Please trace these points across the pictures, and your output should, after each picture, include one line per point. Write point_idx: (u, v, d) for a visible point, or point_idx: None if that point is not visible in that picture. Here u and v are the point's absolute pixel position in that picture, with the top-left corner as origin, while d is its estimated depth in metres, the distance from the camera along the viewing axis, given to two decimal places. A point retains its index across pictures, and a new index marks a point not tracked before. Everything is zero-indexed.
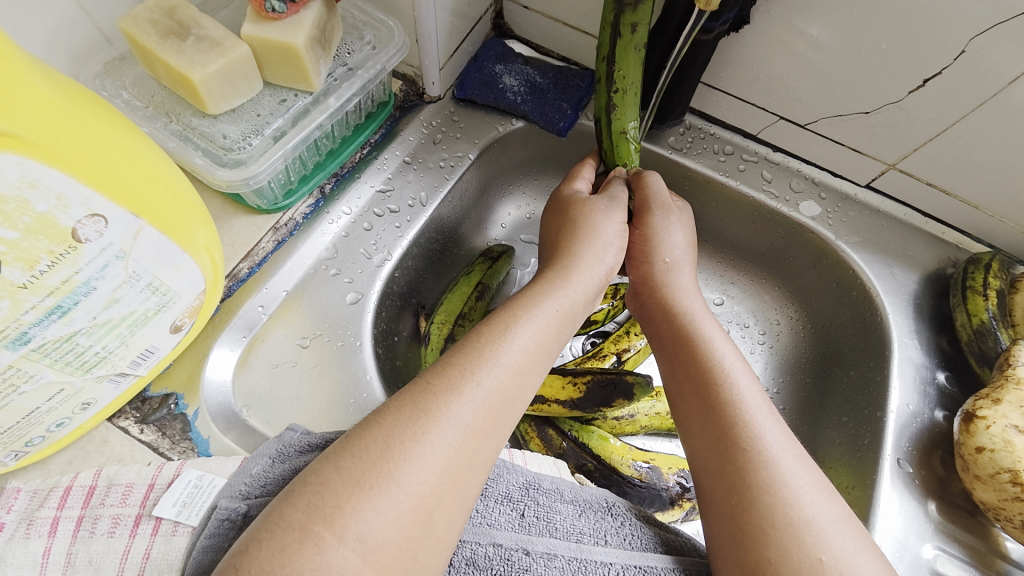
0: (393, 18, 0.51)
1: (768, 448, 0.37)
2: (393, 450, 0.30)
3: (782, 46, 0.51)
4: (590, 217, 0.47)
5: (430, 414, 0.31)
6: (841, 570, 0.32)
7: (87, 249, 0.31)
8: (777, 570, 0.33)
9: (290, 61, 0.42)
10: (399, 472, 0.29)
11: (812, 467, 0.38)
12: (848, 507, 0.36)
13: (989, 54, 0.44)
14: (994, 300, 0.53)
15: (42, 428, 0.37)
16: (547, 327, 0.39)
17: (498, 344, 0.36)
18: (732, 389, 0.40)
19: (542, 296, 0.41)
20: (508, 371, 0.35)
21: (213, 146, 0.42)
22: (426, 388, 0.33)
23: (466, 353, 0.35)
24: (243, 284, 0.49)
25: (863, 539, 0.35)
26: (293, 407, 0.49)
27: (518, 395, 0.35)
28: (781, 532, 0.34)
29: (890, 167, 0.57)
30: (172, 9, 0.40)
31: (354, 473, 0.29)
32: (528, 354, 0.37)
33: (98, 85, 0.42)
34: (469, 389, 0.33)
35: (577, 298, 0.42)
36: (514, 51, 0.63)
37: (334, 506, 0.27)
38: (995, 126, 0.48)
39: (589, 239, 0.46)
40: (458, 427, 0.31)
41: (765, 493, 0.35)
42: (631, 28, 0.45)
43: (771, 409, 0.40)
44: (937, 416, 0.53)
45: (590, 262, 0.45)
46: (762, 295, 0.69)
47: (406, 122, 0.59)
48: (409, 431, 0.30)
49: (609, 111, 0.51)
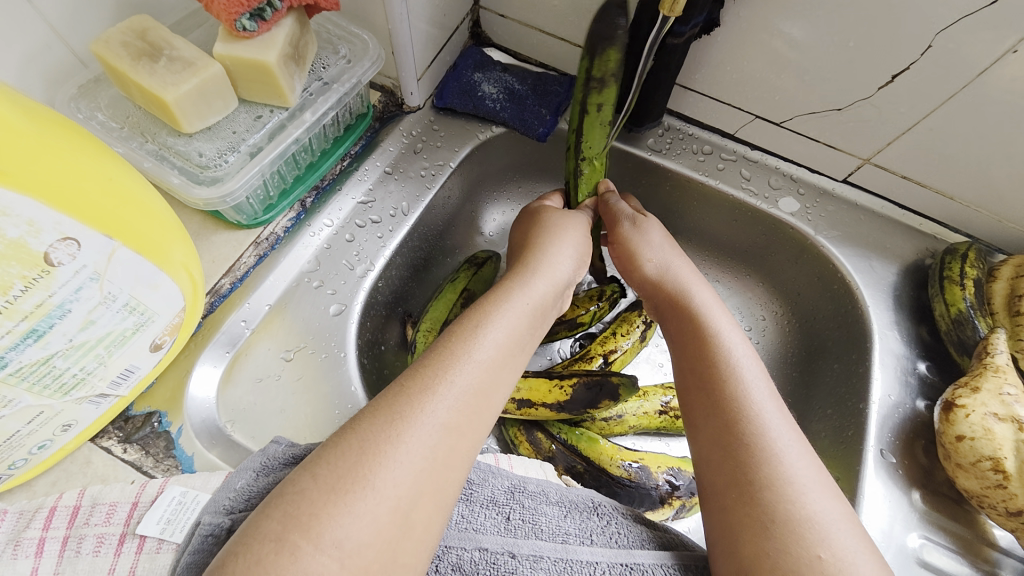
0: (367, 31, 0.51)
1: (772, 445, 0.37)
2: (369, 455, 0.30)
3: (753, 45, 0.52)
4: (558, 221, 0.50)
5: (404, 417, 0.31)
6: (839, 568, 0.32)
7: (60, 272, 0.31)
8: (778, 565, 0.33)
9: (263, 78, 0.42)
10: (375, 477, 0.29)
11: (817, 465, 0.38)
12: (850, 506, 0.36)
13: (955, 48, 0.45)
14: (971, 289, 0.54)
15: (24, 450, 0.37)
16: (521, 321, 0.40)
17: (471, 343, 0.36)
18: (737, 384, 0.41)
19: (518, 291, 0.42)
20: (481, 367, 0.35)
21: (189, 165, 0.43)
22: (401, 390, 0.33)
23: (440, 353, 0.36)
24: (225, 299, 0.49)
25: (862, 539, 0.34)
26: (277, 421, 0.50)
27: (494, 393, 0.36)
28: (782, 527, 0.34)
29: (865, 162, 0.58)
30: (144, 31, 0.40)
31: (330, 480, 0.29)
32: (502, 347, 0.37)
33: (73, 108, 0.42)
34: (444, 389, 0.33)
35: (546, 292, 0.43)
36: (492, 59, 0.63)
37: (310, 514, 0.28)
38: (964, 118, 0.49)
39: (561, 238, 0.48)
40: (435, 426, 0.32)
41: (767, 489, 0.35)
42: (596, 107, 0.51)
43: (777, 404, 0.40)
44: (919, 406, 0.54)
45: (564, 260, 0.47)
46: (745, 292, 0.69)
47: (386, 133, 0.60)
48: (384, 434, 0.31)
49: (575, 176, 0.55)
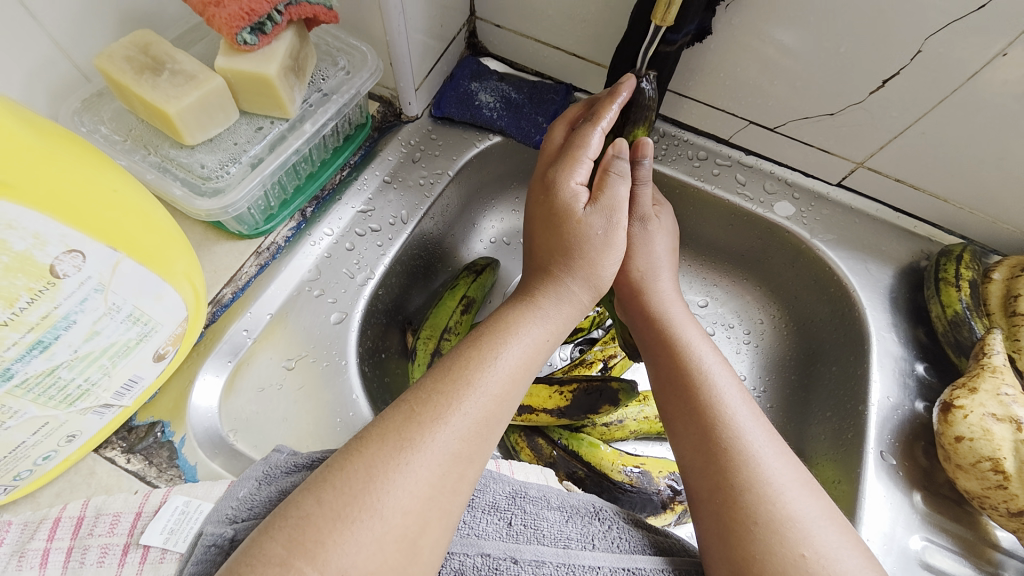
0: (366, 43, 0.52)
1: (749, 447, 0.38)
2: (377, 481, 0.30)
3: (746, 53, 0.53)
4: (589, 248, 0.44)
5: (413, 445, 0.32)
6: (823, 565, 0.33)
7: (65, 284, 0.31)
8: (763, 567, 0.33)
9: (264, 90, 0.43)
10: (382, 504, 0.30)
11: (795, 464, 0.38)
12: (833, 503, 0.37)
13: (944, 53, 0.45)
14: (966, 291, 0.54)
15: (28, 462, 0.38)
16: (530, 349, 0.40)
17: (483, 370, 0.37)
18: (711, 390, 0.42)
19: (534, 319, 0.42)
20: (492, 397, 0.36)
21: (192, 177, 0.43)
22: (410, 416, 0.33)
23: (449, 379, 0.36)
24: (227, 309, 0.49)
25: (847, 535, 0.35)
26: (280, 429, 0.50)
27: (501, 421, 0.36)
28: (764, 529, 0.35)
29: (858, 166, 0.59)
30: (147, 46, 0.41)
31: (336, 506, 0.29)
32: (511, 374, 0.37)
33: (77, 122, 0.43)
34: (454, 418, 0.34)
35: (559, 319, 0.43)
36: (489, 68, 0.64)
37: (315, 541, 0.28)
38: (955, 122, 0.50)
39: (581, 264, 0.44)
40: (443, 454, 0.32)
41: (747, 490, 0.36)
42: None
43: (751, 407, 0.41)
44: (917, 407, 0.54)
45: (581, 291, 0.44)
46: (743, 295, 0.70)
47: (384, 143, 0.60)
48: (392, 461, 0.31)
49: None
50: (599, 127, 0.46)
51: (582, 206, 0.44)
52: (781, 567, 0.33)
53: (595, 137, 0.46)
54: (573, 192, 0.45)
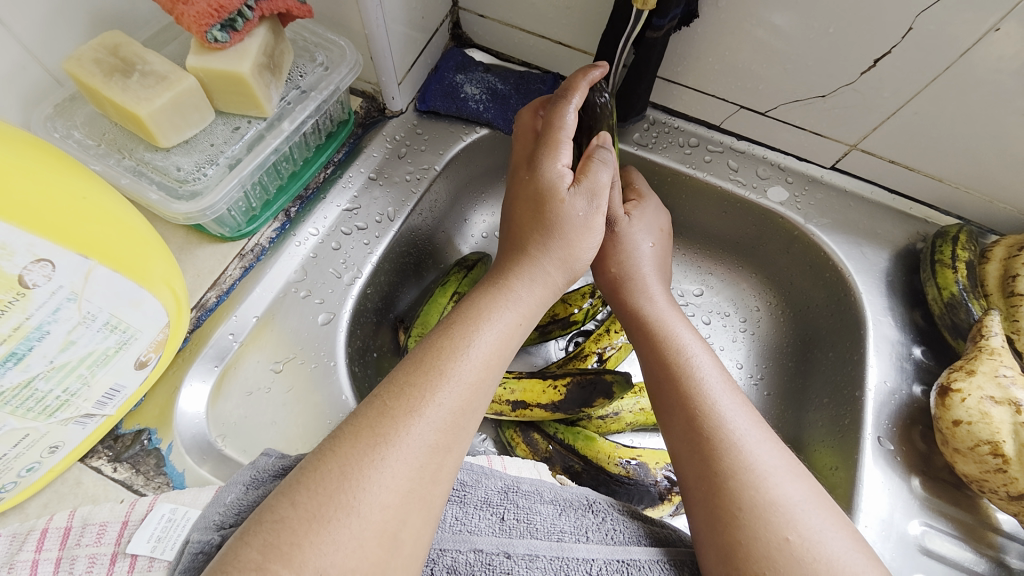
0: (344, 37, 0.51)
1: (732, 435, 0.38)
2: (351, 479, 0.30)
3: (733, 36, 0.52)
4: (569, 229, 0.43)
5: (388, 440, 0.31)
6: (808, 548, 0.33)
7: (36, 294, 0.31)
8: (748, 551, 0.33)
9: (238, 89, 0.42)
10: (359, 501, 0.29)
11: (781, 450, 0.38)
12: (820, 486, 0.37)
13: (936, 29, 0.44)
14: (963, 272, 0.53)
15: (12, 473, 0.37)
16: (505, 333, 0.39)
17: (457, 361, 0.36)
18: (696, 379, 0.42)
19: (505, 303, 0.40)
20: (467, 388, 0.35)
21: (168, 180, 0.43)
22: (384, 411, 0.33)
23: (421, 371, 0.35)
24: (212, 313, 0.49)
25: (833, 517, 0.35)
26: (269, 433, 0.49)
27: (480, 408, 0.36)
28: (748, 514, 0.34)
29: (852, 148, 0.58)
30: (115, 47, 0.40)
31: (311, 507, 0.29)
32: (485, 361, 0.37)
33: (49, 128, 0.42)
34: (429, 409, 0.33)
35: (529, 302, 0.42)
36: (474, 60, 0.63)
37: (291, 544, 0.27)
38: (948, 101, 0.49)
39: (560, 243, 0.43)
40: (420, 447, 0.32)
41: (731, 476, 0.36)
42: None
43: (737, 396, 0.41)
44: (915, 391, 0.53)
45: (554, 271, 0.43)
46: (739, 283, 0.69)
47: (369, 139, 0.59)
48: (367, 459, 0.30)
49: None
50: (575, 101, 0.45)
51: (565, 187, 0.43)
52: (765, 552, 0.33)
53: (572, 115, 0.45)
54: (557, 172, 0.44)
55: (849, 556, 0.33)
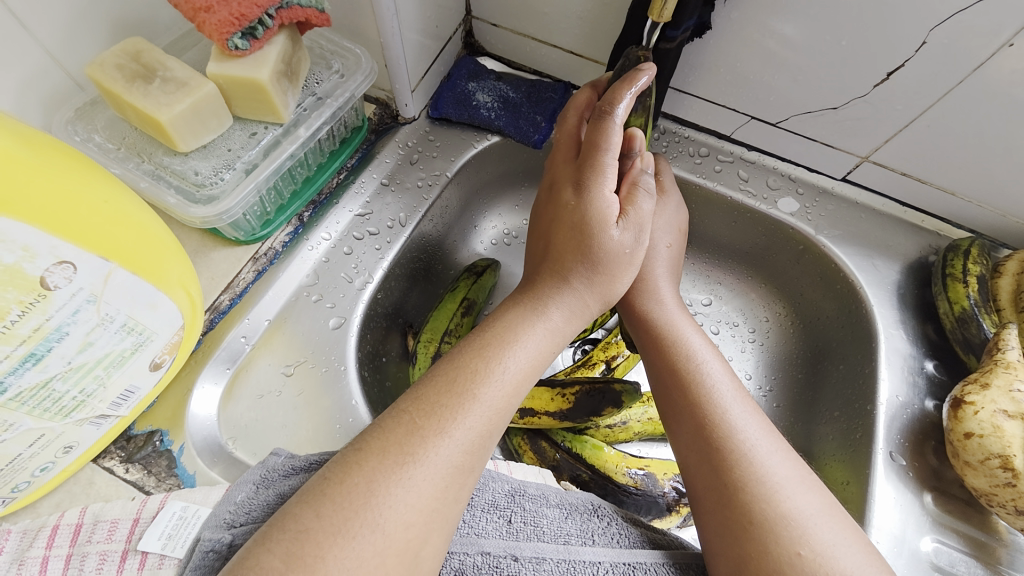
0: (360, 45, 0.52)
1: (744, 447, 0.38)
2: (376, 495, 0.30)
3: (747, 47, 0.52)
4: (613, 261, 0.43)
5: (415, 458, 0.31)
6: (821, 564, 0.32)
7: (56, 296, 0.31)
8: (761, 567, 0.33)
9: (256, 96, 0.42)
10: (383, 517, 0.29)
11: (797, 463, 0.38)
12: (833, 499, 0.37)
13: (950, 43, 0.44)
14: (974, 287, 0.53)
15: (26, 473, 0.38)
16: (536, 356, 0.39)
17: (481, 381, 0.36)
18: (710, 391, 0.41)
19: (535, 324, 0.41)
20: (492, 409, 0.35)
21: (185, 184, 0.43)
22: (413, 429, 0.33)
23: (452, 392, 0.35)
24: (224, 316, 0.49)
25: (847, 528, 0.35)
26: (279, 435, 0.50)
27: (502, 431, 0.36)
28: (760, 528, 0.34)
29: (863, 160, 0.58)
30: (138, 53, 0.41)
31: (336, 520, 0.29)
32: (515, 385, 0.37)
33: (70, 131, 0.42)
34: (457, 430, 0.33)
35: (557, 322, 0.42)
36: (486, 68, 0.64)
37: (315, 555, 0.27)
38: (962, 114, 0.48)
39: (602, 276, 0.43)
40: (444, 465, 0.32)
41: (743, 489, 0.36)
42: None
43: (749, 407, 0.41)
44: (927, 406, 0.53)
45: (590, 299, 0.43)
46: (748, 294, 0.69)
47: (382, 145, 0.60)
48: (393, 475, 0.31)
49: None
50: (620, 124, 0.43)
51: (615, 220, 0.42)
52: (776, 566, 0.33)
53: (616, 135, 0.43)
54: (606, 202, 0.42)
55: (862, 570, 0.33)
